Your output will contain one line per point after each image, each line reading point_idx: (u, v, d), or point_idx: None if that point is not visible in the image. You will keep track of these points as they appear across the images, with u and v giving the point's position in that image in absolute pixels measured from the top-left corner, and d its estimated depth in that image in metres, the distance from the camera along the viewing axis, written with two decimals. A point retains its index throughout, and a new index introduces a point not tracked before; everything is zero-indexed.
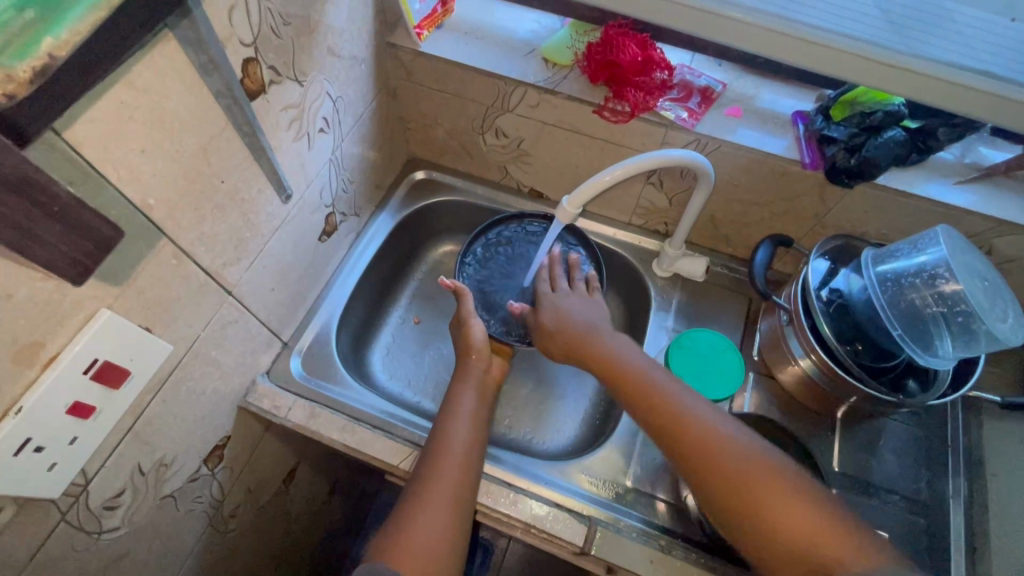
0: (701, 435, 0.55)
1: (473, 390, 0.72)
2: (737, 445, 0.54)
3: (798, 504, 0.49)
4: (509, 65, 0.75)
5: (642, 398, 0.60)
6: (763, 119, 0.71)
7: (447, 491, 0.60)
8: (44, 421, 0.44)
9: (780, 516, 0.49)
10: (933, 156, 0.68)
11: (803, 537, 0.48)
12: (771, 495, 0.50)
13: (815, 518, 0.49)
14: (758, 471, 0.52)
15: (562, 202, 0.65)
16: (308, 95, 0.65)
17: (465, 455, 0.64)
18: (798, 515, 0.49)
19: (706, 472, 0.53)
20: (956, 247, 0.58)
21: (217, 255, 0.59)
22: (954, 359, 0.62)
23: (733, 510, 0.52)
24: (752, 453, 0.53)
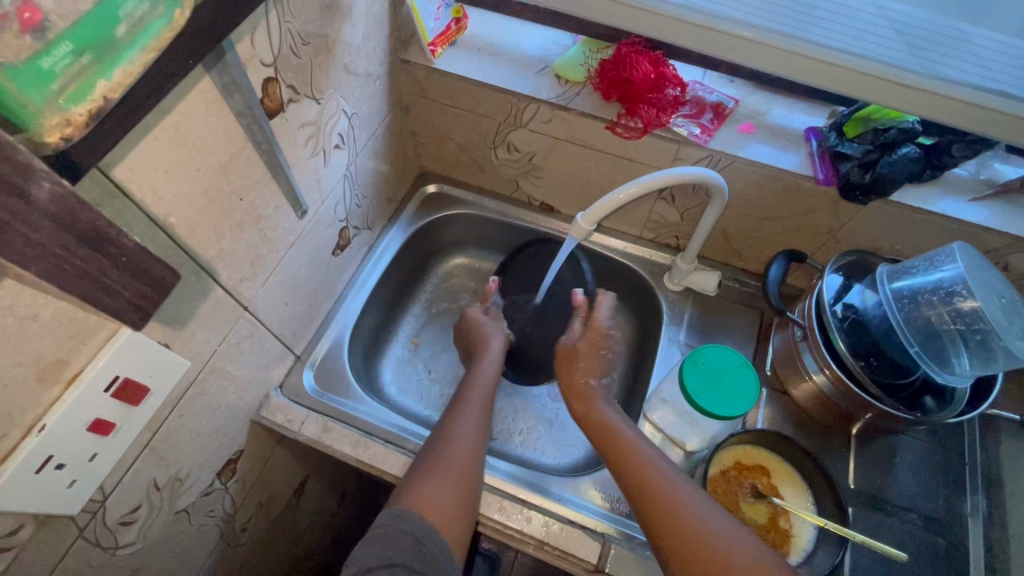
0: (663, 493, 0.59)
1: (490, 361, 0.79)
2: (694, 501, 0.58)
3: (746, 560, 0.52)
4: (521, 82, 0.76)
5: (619, 457, 0.64)
6: (776, 135, 0.71)
7: (465, 452, 0.65)
8: (65, 439, 0.44)
9: (733, 573, 0.51)
10: (947, 172, 0.67)
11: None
12: (723, 551, 0.53)
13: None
14: (712, 527, 0.55)
15: (576, 218, 0.65)
16: (325, 112, 0.66)
17: (477, 427, 0.68)
18: (746, 569, 0.51)
19: (665, 528, 0.56)
20: (974, 265, 0.58)
21: (234, 271, 0.60)
22: (971, 377, 0.62)
23: (685, 568, 0.54)
24: (705, 509, 0.57)
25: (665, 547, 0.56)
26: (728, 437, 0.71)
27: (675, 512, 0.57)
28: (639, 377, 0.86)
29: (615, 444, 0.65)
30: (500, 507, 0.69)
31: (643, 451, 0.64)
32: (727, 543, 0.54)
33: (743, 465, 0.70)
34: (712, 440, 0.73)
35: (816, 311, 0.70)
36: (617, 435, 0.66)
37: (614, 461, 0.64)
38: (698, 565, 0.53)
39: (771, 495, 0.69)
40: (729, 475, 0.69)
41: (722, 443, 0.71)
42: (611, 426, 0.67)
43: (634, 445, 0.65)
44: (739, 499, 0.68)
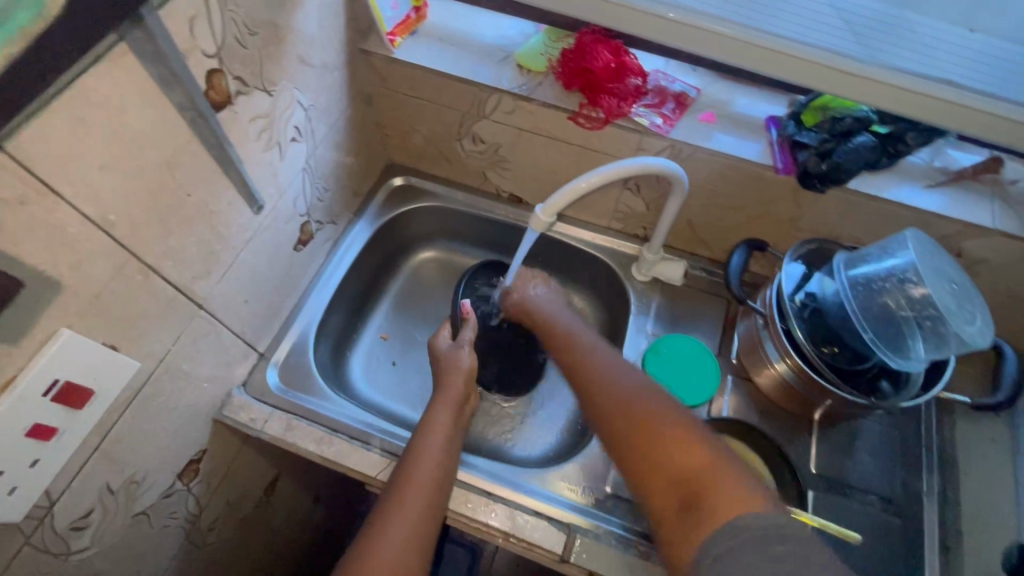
0: (626, 399, 0.59)
1: (448, 409, 0.71)
2: (653, 402, 0.58)
3: (690, 450, 0.52)
4: (483, 72, 0.75)
5: (584, 377, 0.65)
6: (737, 124, 0.71)
7: (409, 520, 0.59)
8: (0, 445, 0.43)
9: (683, 465, 0.51)
10: (903, 160, 0.68)
11: (693, 481, 0.50)
12: (671, 445, 0.53)
13: (706, 464, 0.51)
14: (670, 424, 0.54)
15: (536, 210, 0.64)
16: (278, 104, 0.64)
17: (434, 483, 0.63)
18: (690, 460, 0.51)
19: (624, 434, 0.57)
20: (925, 252, 0.59)
21: (186, 269, 0.58)
22: (925, 361, 0.63)
23: (638, 468, 0.54)
24: (666, 409, 0.57)
25: (623, 450, 0.56)
26: None
27: (629, 415, 0.57)
28: None
29: (587, 363, 0.66)
30: (467, 500, 0.69)
31: (614, 367, 0.64)
32: (679, 436, 0.53)
33: None
34: None
35: (777, 299, 0.71)
36: (593, 357, 0.67)
37: (581, 379, 0.65)
38: (648, 462, 0.53)
39: None
40: None
41: None
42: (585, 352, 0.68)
43: (602, 364, 0.65)
44: None
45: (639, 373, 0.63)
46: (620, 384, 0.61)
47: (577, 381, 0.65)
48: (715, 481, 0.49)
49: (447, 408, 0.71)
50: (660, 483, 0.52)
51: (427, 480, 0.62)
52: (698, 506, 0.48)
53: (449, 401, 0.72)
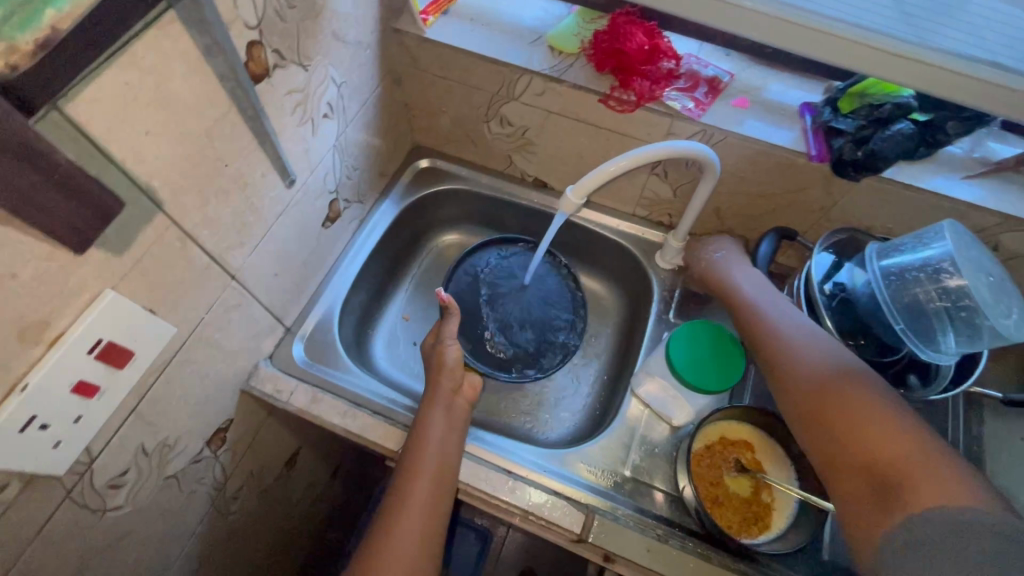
0: (820, 382, 0.57)
1: (443, 407, 0.69)
2: (853, 396, 0.54)
3: (901, 440, 0.50)
4: (514, 53, 0.75)
5: (807, 360, 0.59)
6: (770, 110, 0.70)
7: (414, 526, 0.59)
8: (48, 399, 0.45)
9: (880, 452, 0.50)
10: (941, 150, 0.67)
11: (889, 467, 0.49)
12: (879, 432, 0.51)
13: (912, 457, 0.49)
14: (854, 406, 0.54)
15: (565, 192, 0.64)
16: (312, 80, 0.65)
17: (433, 486, 0.62)
18: (894, 450, 0.50)
19: (838, 425, 0.53)
20: (962, 242, 0.58)
21: (221, 239, 0.59)
22: (956, 355, 0.62)
23: (829, 450, 0.54)
24: (861, 401, 0.53)
25: (835, 438, 0.53)
26: (713, 413, 0.72)
27: (853, 402, 0.54)
28: (629, 354, 0.87)
29: (793, 338, 0.62)
30: (487, 478, 0.70)
31: (800, 335, 0.62)
32: (876, 422, 0.52)
33: (727, 440, 0.71)
34: (698, 415, 0.74)
35: (806, 288, 0.72)
36: (786, 332, 0.63)
37: (785, 357, 0.61)
38: (858, 453, 0.51)
39: (755, 469, 0.69)
40: (713, 449, 0.70)
41: (707, 419, 0.72)
42: (776, 324, 0.65)
43: (787, 332, 0.63)
44: (723, 472, 0.69)
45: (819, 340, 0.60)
46: (837, 369, 0.57)
47: (770, 348, 0.63)
48: (915, 471, 0.48)
49: (441, 405, 0.69)
50: (859, 468, 0.51)
51: (428, 480, 0.62)
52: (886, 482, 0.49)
53: (444, 398, 0.70)
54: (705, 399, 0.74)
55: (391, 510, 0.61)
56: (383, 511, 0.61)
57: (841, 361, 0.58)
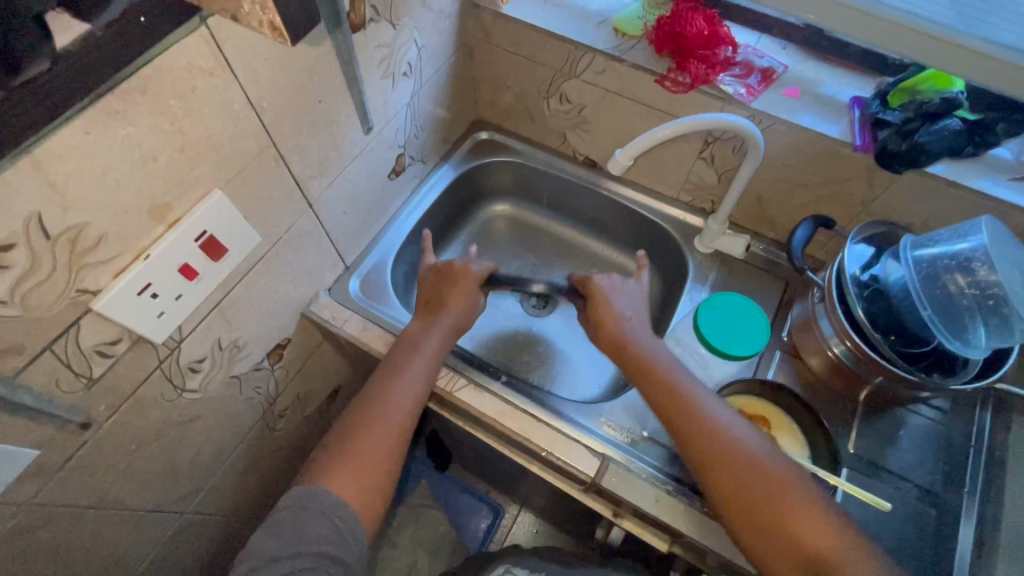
0: (717, 454, 0.60)
1: (443, 333, 0.73)
2: (750, 470, 0.58)
3: (807, 510, 0.55)
4: (581, 32, 0.81)
5: (702, 428, 0.62)
6: (820, 102, 0.73)
7: (392, 425, 0.65)
8: (161, 271, 0.53)
9: (789, 524, 0.55)
10: (988, 152, 0.68)
11: (817, 556, 0.53)
12: (789, 508, 0.56)
13: (821, 530, 0.54)
14: (774, 487, 0.57)
15: (615, 154, 0.68)
16: (399, 38, 0.73)
17: (418, 395, 0.68)
18: (804, 524, 0.55)
19: (743, 497, 0.57)
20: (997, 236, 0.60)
21: (306, 166, 0.67)
22: (986, 349, 0.63)
23: (742, 522, 0.57)
24: (757, 474, 0.58)
25: (746, 512, 0.57)
26: (731, 385, 0.75)
27: (752, 476, 0.58)
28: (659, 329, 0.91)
29: (684, 404, 0.64)
30: (513, 417, 0.76)
31: (693, 401, 0.64)
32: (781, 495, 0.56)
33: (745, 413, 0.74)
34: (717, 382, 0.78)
35: (838, 278, 0.73)
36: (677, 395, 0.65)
37: (677, 421, 0.63)
38: (770, 525, 0.56)
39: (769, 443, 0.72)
40: None
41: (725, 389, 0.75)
42: (679, 388, 0.66)
43: (699, 393, 0.65)
44: None
45: (725, 414, 0.63)
46: (731, 442, 0.60)
47: (669, 411, 0.65)
48: (825, 541, 0.54)
49: (437, 338, 0.73)
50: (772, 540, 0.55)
51: (412, 392, 0.68)
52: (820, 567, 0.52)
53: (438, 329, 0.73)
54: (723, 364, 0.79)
55: (361, 418, 0.65)
56: (357, 412, 0.66)
57: (734, 432, 0.61)
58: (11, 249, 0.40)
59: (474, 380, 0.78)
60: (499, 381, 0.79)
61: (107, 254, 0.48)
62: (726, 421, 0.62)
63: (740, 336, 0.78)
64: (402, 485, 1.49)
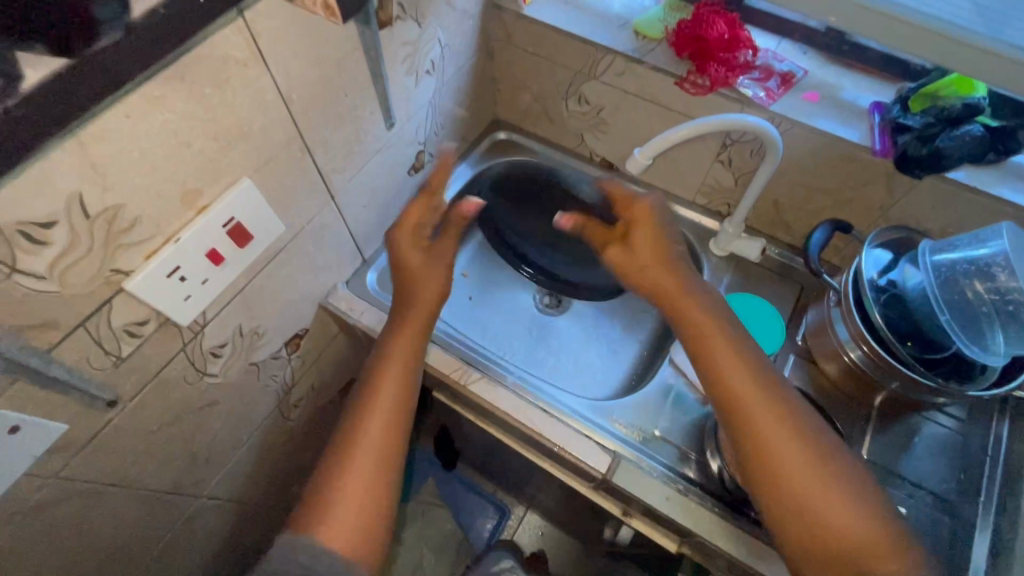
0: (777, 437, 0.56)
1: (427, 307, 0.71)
2: (806, 458, 0.55)
3: (855, 506, 0.53)
4: (601, 34, 0.82)
5: (767, 409, 0.57)
6: (840, 106, 0.73)
7: (387, 422, 0.64)
8: (189, 255, 0.55)
9: (835, 518, 0.53)
10: (1010, 159, 0.68)
11: (849, 544, 0.52)
12: (824, 494, 0.54)
13: (866, 527, 0.53)
14: (811, 468, 0.55)
15: (634, 152, 0.69)
16: (423, 36, 0.74)
17: (406, 384, 0.67)
18: (853, 519, 0.53)
19: (798, 486, 0.54)
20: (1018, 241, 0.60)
21: (330, 159, 0.69)
22: (1005, 355, 0.63)
23: (789, 510, 0.54)
24: (812, 463, 0.55)
25: (794, 501, 0.54)
26: None
27: (807, 466, 0.55)
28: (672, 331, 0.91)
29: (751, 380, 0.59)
30: (525, 412, 0.76)
31: (756, 376, 0.59)
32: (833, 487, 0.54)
33: None
34: None
35: (855, 282, 0.73)
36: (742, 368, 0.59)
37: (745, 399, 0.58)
38: (814, 517, 0.53)
39: None
40: None
41: None
42: (717, 349, 0.61)
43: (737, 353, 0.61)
44: None
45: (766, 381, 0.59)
46: (793, 427, 0.57)
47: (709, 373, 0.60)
48: (871, 540, 0.52)
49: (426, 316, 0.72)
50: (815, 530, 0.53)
51: (401, 383, 0.67)
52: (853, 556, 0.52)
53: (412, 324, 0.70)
54: None
55: (357, 416, 0.64)
56: (355, 409, 0.65)
57: (796, 417, 0.58)
58: (53, 226, 0.42)
59: (487, 375, 0.79)
60: (511, 377, 0.79)
61: (140, 236, 0.50)
62: (788, 403, 0.58)
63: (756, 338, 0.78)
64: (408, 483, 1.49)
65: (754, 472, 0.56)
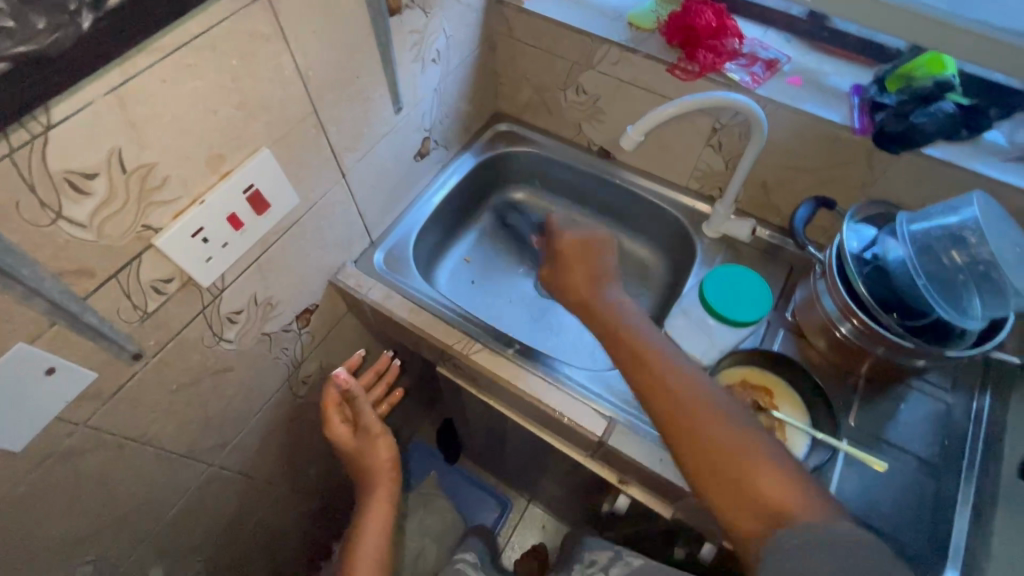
0: (695, 422, 0.58)
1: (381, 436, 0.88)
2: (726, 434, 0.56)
3: (770, 469, 0.53)
4: (597, 25, 0.87)
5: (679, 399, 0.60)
6: (822, 90, 0.78)
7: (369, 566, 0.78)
8: (212, 217, 0.59)
9: (751, 480, 0.53)
10: (983, 136, 0.72)
11: (774, 507, 0.51)
12: (744, 462, 0.54)
13: (778, 484, 0.52)
14: (726, 436, 0.56)
15: (627, 130, 0.73)
16: (429, 26, 0.79)
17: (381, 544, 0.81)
18: (768, 483, 0.52)
19: (709, 452, 0.56)
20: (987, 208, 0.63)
21: (342, 137, 0.73)
22: (980, 317, 0.67)
23: (710, 483, 0.55)
24: (725, 430, 0.57)
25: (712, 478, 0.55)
26: (732, 355, 0.79)
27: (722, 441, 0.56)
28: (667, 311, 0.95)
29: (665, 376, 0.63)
30: (526, 381, 0.80)
31: (670, 362, 0.65)
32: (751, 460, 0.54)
33: (748, 382, 0.78)
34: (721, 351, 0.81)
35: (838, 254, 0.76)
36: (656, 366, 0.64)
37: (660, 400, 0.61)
38: (743, 492, 0.53)
39: (771, 410, 0.75)
40: (734, 387, 0.77)
41: (727, 361, 0.79)
42: (633, 339, 0.68)
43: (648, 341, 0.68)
44: None
45: (677, 358, 0.65)
46: (710, 408, 0.59)
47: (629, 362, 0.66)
48: (788, 497, 0.51)
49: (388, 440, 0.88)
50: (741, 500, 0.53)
51: (377, 537, 0.82)
52: (783, 517, 0.50)
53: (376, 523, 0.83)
54: (732, 332, 0.81)
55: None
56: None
57: (705, 392, 0.61)
58: (95, 177, 0.46)
59: (490, 346, 0.83)
60: (512, 348, 0.83)
61: (169, 195, 0.54)
62: (705, 389, 0.61)
63: (747, 304, 0.80)
64: (411, 475, 1.51)
65: (677, 447, 0.58)
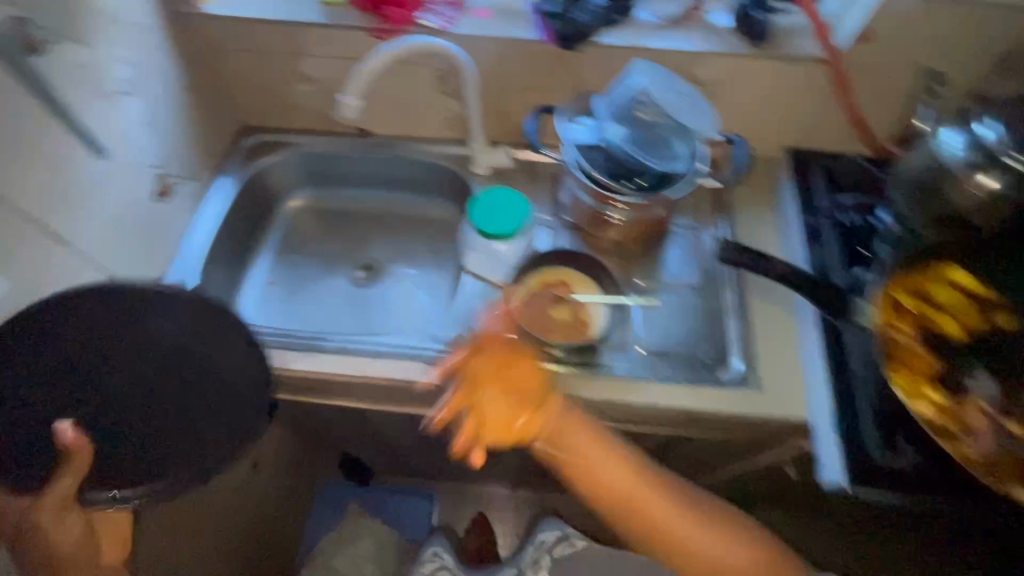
0: (649, 524, 0.66)
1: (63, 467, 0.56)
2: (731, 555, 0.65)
3: (739, 544, 0.66)
4: (288, 10, 0.87)
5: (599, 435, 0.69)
6: (505, 14, 0.86)
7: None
8: None
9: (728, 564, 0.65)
10: (634, 16, 0.86)
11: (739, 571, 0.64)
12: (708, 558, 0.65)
13: (750, 556, 0.65)
14: (702, 551, 0.65)
15: (342, 99, 0.75)
16: (97, 56, 0.75)
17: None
18: (736, 550, 0.65)
19: (677, 542, 0.65)
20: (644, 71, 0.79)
21: (31, 199, 0.67)
22: (679, 153, 0.82)
23: (693, 575, 0.65)
24: (677, 510, 0.66)
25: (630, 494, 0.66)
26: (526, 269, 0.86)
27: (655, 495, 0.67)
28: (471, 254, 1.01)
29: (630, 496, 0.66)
30: (353, 364, 0.80)
31: (568, 428, 0.68)
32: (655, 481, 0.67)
33: (547, 282, 0.86)
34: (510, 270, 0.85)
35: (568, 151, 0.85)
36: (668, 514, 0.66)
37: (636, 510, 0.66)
38: (668, 535, 0.66)
39: (571, 297, 0.84)
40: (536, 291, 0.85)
41: (525, 275, 0.86)
42: (564, 450, 0.68)
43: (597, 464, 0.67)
44: (547, 307, 0.83)
45: (591, 449, 0.68)
46: (615, 456, 0.68)
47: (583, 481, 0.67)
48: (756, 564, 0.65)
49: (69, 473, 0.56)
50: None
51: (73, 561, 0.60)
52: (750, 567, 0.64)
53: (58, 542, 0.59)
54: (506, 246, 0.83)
55: None
56: None
57: (637, 467, 0.68)
58: None
59: (305, 348, 0.81)
60: (330, 342, 0.82)
61: None
62: (614, 443, 0.69)
63: (508, 220, 0.81)
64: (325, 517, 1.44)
65: (657, 552, 0.66)
